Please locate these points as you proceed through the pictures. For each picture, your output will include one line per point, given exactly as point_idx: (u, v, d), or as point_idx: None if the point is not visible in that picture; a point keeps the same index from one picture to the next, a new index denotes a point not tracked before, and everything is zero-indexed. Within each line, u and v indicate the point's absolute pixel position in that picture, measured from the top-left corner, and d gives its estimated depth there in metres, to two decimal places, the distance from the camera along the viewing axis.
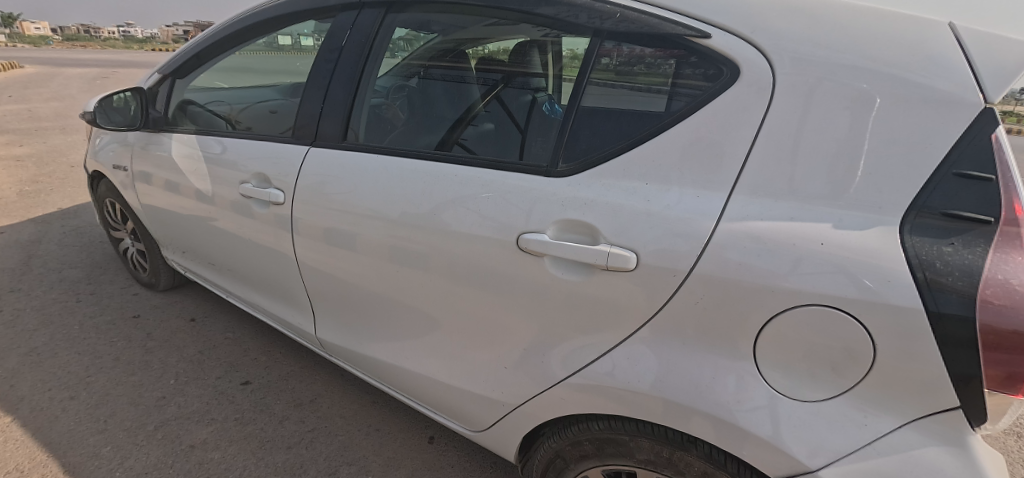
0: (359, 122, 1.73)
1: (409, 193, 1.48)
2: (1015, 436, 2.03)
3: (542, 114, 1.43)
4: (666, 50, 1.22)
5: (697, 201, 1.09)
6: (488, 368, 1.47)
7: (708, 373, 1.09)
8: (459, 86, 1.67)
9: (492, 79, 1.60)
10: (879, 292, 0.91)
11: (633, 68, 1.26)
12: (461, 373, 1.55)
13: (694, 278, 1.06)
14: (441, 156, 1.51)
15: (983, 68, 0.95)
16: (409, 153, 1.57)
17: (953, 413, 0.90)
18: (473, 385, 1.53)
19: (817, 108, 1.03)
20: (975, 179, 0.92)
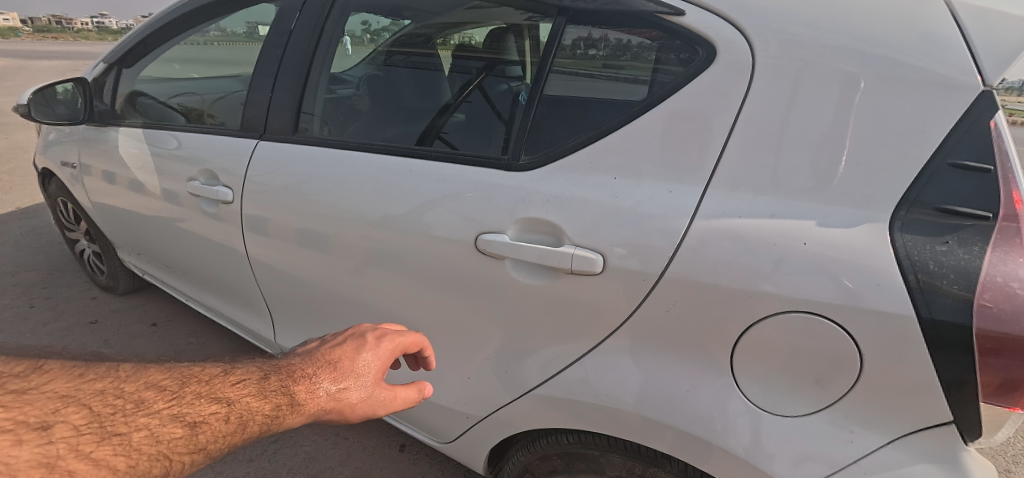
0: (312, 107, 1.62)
1: (365, 190, 1.38)
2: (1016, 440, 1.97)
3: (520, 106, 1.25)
4: (635, 31, 1.11)
5: (669, 196, 0.99)
6: (456, 380, 1.38)
7: (682, 387, 0.99)
8: (430, 74, 1.54)
9: (468, 68, 1.46)
10: (867, 297, 0.83)
11: (617, 53, 1.14)
12: (426, 381, 1.46)
13: (665, 281, 0.96)
14: (418, 152, 1.36)
15: (981, 47, 0.86)
16: (366, 147, 1.45)
17: (946, 428, 0.82)
18: (439, 397, 1.44)
19: (798, 93, 0.93)
20: (971, 170, 0.83)
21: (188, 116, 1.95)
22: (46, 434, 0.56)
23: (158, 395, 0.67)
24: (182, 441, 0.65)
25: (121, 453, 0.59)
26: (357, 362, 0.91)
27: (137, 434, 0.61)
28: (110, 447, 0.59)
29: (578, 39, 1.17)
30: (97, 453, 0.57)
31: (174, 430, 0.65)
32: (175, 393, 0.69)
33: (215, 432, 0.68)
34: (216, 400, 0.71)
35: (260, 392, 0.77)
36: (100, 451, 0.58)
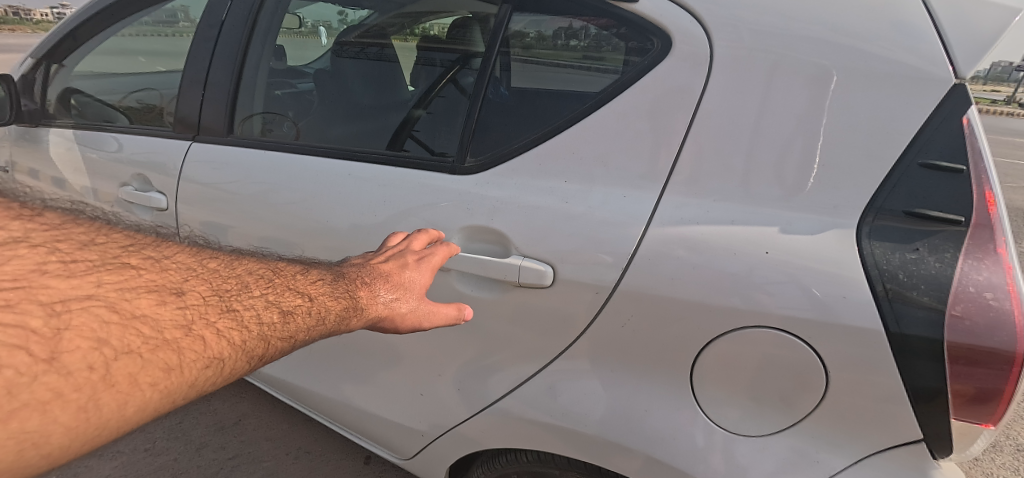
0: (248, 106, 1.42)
1: (294, 196, 1.24)
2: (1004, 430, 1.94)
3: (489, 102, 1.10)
4: (605, 21, 1.01)
5: (624, 201, 0.91)
6: (397, 391, 1.24)
7: (641, 407, 0.92)
8: (387, 66, 1.38)
9: (436, 61, 1.26)
10: (835, 311, 0.76)
11: (599, 44, 1.03)
12: (366, 396, 1.31)
13: (619, 295, 0.89)
14: (390, 156, 1.17)
15: (951, 35, 0.79)
16: (304, 149, 1.30)
17: (916, 447, 0.78)
18: (385, 410, 1.28)
19: (758, 87, 0.86)
20: (942, 171, 0.77)
21: (148, 117, 1.76)
22: (179, 301, 0.57)
23: (256, 283, 0.67)
24: (281, 324, 0.63)
25: (237, 326, 0.59)
26: (404, 277, 0.85)
27: (246, 312, 0.61)
28: (229, 320, 0.58)
29: (560, 28, 1.06)
30: (220, 322, 0.57)
31: (272, 313, 0.63)
32: (269, 283, 0.69)
33: (306, 322, 0.66)
34: (300, 294, 0.70)
35: (336, 292, 0.74)
36: (222, 321, 0.58)
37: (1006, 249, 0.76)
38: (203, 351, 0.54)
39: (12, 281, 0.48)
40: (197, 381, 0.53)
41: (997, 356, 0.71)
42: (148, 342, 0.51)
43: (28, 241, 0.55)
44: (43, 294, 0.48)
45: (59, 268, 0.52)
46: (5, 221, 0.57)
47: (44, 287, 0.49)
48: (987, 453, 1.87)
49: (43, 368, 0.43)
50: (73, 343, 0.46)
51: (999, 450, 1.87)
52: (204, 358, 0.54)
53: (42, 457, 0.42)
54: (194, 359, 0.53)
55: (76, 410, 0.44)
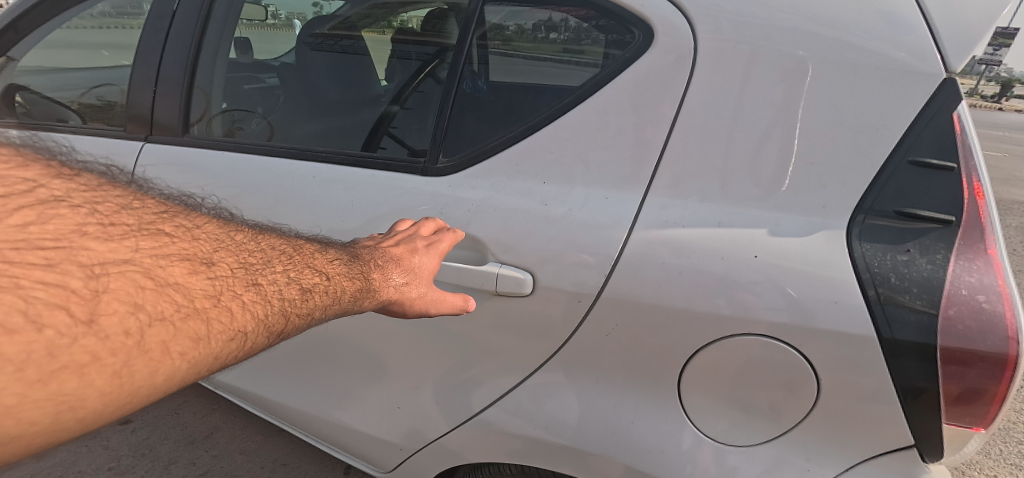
0: (205, 104, 1.30)
1: (257, 200, 1.15)
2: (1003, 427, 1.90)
3: (464, 98, 1.03)
4: (585, 12, 0.96)
5: (606, 203, 0.87)
6: (371, 404, 1.18)
7: (626, 418, 0.88)
8: (354, 59, 1.31)
9: (410, 55, 1.19)
10: (816, 315, 0.74)
11: (579, 36, 0.98)
12: (344, 411, 1.24)
13: (602, 303, 0.85)
14: (360, 157, 1.10)
15: (943, 27, 0.76)
16: (265, 149, 1.21)
17: (907, 452, 0.76)
18: (360, 424, 1.22)
19: (742, 81, 0.82)
20: (933, 168, 0.74)
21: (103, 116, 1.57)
22: (209, 271, 0.56)
23: (278, 258, 0.66)
24: (300, 301, 0.63)
25: (260, 300, 0.59)
26: (414, 262, 0.82)
27: (269, 288, 0.61)
28: (252, 294, 0.58)
29: (538, 21, 1.01)
30: (244, 295, 0.57)
31: (292, 290, 0.63)
32: (291, 259, 0.68)
33: (323, 301, 0.66)
34: (319, 272, 0.69)
35: (354, 271, 0.73)
36: (246, 295, 0.58)
37: (995, 249, 0.74)
38: (228, 323, 0.54)
39: (53, 240, 0.47)
40: (221, 354, 0.53)
41: (988, 360, 0.69)
42: (179, 311, 0.51)
43: (68, 200, 0.53)
44: (83, 255, 0.48)
45: (98, 228, 0.52)
46: (44, 177, 0.55)
47: (84, 247, 0.48)
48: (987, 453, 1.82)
49: (83, 331, 0.44)
50: (111, 306, 0.46)
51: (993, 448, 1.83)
52: (229, 330, 0.54)
53: (73, 419, 0.43)
54: (220, 330, 0.53)
55: (111, 375, 0.45)
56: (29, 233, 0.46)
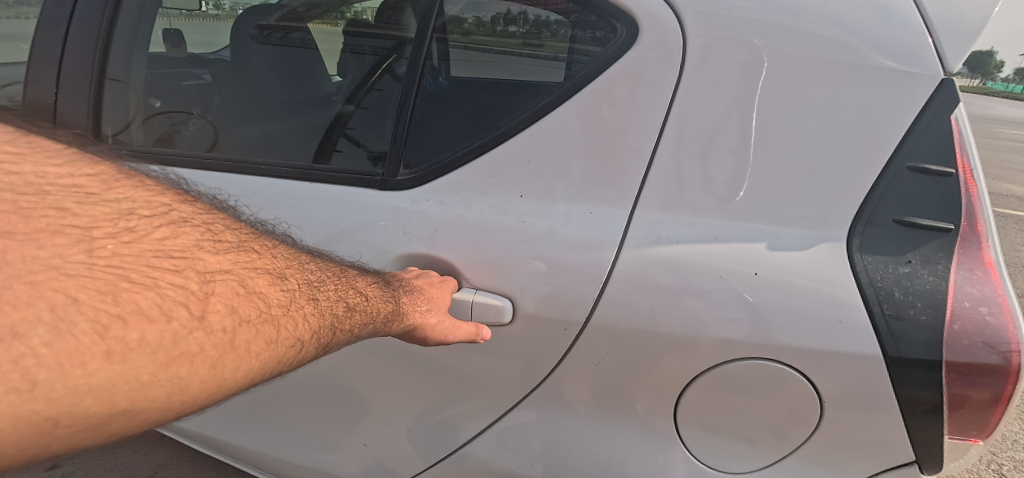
0: (119, 108, 1.11)
1: None
2: None
3: (427, 98, 0.92)
4: (544, 5, 0.88)
5: (591, 218, 0.79)
6: (331, 445, 1.04)
7: (620, 450, 0.81)
8: (298, 54, 1.16)
9: (364, 49, 1.07)
10: (772, 327, 0.70)
11: (536, 30, 0.90)
12: (298, 455, 1.09)
13: (591, 330, 0.77)
14: (310, 168, 0.97)
15: (938, 25, 0.73)
16: (193, 161, 1.06)
17: (909, 468, 0.73)
18: (318, 468, 1.07)
19: (734, 81, 0.75)
20: (932, 174, 0.71)
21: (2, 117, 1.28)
22: (284, 282, 0.58)
23: (333, 277, 0.67)
24: (345, 317, 0.64)
25: (318, 313, 0.60)
26: (444, 291, 0.79)
27: (325, 303, 0.62)
28: (312, 307, 0.60)
29: (498, 13, 0.92)
30: (306, 307, 0.59)
31: (340, 307, 0.64)
32: (344, 276, 0.69)
33: (364, 320, 0.67)
34: (365, 290, 0.70)
35: (389, 293, 0.72)
36: (308, 307, 0.59)
37: (994, 259, 0.70)
38: (293, 330, 0.56)
39: (180, 251, 0.49)
40: (283, 359, 0.55)
41: (994, 373, 0.65)
42: (261, 315, 0.53)
43: (192, 220, 0.53)
44: (198, 264, 0.49)
45: (211, 243, 0.52)
46: (176, 201, 0.54)
47: (199, 257, 0.50)
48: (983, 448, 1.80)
49: (195, 326, 0.46)
50: (217, 307, 0.49)
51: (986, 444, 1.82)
52: (293, 337, 0.56)
53: (177, 402, 0.45)
54: (287, 337, 0.55)
55: (210, 365, 0.47)
56: (165, 245, 0.48)
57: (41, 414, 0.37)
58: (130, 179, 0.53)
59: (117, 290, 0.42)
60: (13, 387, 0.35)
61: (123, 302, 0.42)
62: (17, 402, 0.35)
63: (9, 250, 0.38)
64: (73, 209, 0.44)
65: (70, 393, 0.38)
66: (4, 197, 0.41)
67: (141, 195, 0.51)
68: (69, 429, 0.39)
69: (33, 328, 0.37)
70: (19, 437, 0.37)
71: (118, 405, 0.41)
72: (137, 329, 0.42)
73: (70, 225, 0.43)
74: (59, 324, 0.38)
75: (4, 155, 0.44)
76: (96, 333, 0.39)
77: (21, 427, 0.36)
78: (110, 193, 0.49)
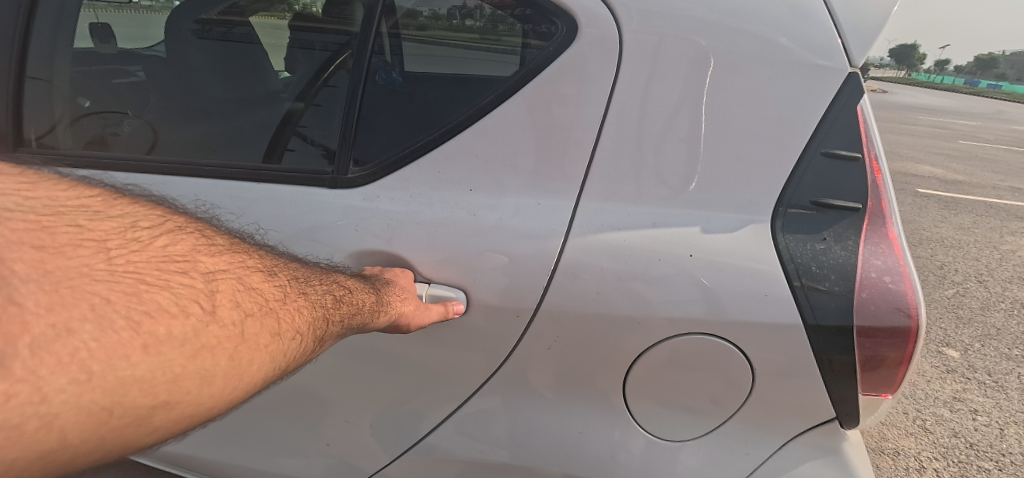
0: (39, 108, 1.05)
1: None
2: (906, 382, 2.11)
3: (377, 94, 0.93)
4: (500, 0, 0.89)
5: (539, 210, 0.82)
6: (292, 447, 1.04)
7: (575, 427, 0.86)
8: (237, 49, 1.13)
9: (311, 44, 1.05)
10: (730, 305, 0.75)
11: (494, 25, 0.91)
12: (257, 459, 1.07)
13: (542, 316, 0.81)
14: (257, 169, 0.96)
15: (844, 22, 0.80)
16: (131, 164, 1.01)
17: (830, 425, 0.81)
18: (279, 470, 1.06)
19: (668, 76, 0.80)
20: (842, 159, 0.78)
21: None
22: (275, 278, 0.59)
23: (316, 275, 0.68)
24: (335, 309, 0.65)
25: (311, 306, 0.61)
26: (410, 279, 0.82)
27: (314, 296, 0.63)
28: (304, 300, 0.61)
29: (453, 7, 0.94)
30: (299, 300, 0.60)
31: (329, 300, 0.65)
32: (326, 274, 0.71)
33: (355, 311, 0.68)
34: (348, 285, 0.71)
35: (370, 286, 0.74)
36: (301, 300, 0.60)
37: (896, 233, 0.79)
38: (291, 322, 0.57)
39: (182, 255, 0.51)
40: (288, 352, 0.56)
41: (896, 334, 0.74)
42: (262, 308, 0.54)
43: (186, 228, 0.56)
44: (200, 265, 0.51)
45: (206, 247, 0.55)
46: (169, 213, 0.58)
47: (199, 259, 0.52)
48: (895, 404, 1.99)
49: (210, 320, 0.48)
50: (224, 303, 0.50)
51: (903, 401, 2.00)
52: (293, 329, 0.57)
53: (206, 395, 0.47)
54: (287, 328, 0.56)
55: (228, 357, 0.49)
56: (170, 251, 0.50)
57: (97, 404, 0.39)
58: (124, 198, 0.56)
59: (138, 290, 0.44)
60: (73, 379, 0.37)
61: (147, 300, 0.44)
62: (78, 393, 0.38)
63: (45, 261, 0.40)
64: (87, 225, 0.47)
65: (118, 384, 0.40)
66: (27, 218, 0.44)
67: (139, 211, 0.54)
68: (119, 420, 0.41)
69: (82, 325, 0.39)
70: (80, 430, 0.38)
71: (158, 397, 0.43)
72: (165, 323, 0.44)
73: (87, 238, 0.45)
74: (101, 321, 0.40)
75: (18, 184, 0.47)
76: (132, 329, 0.42)
77: (80, 417, 0.38)
78: (113, 210, 0.52)
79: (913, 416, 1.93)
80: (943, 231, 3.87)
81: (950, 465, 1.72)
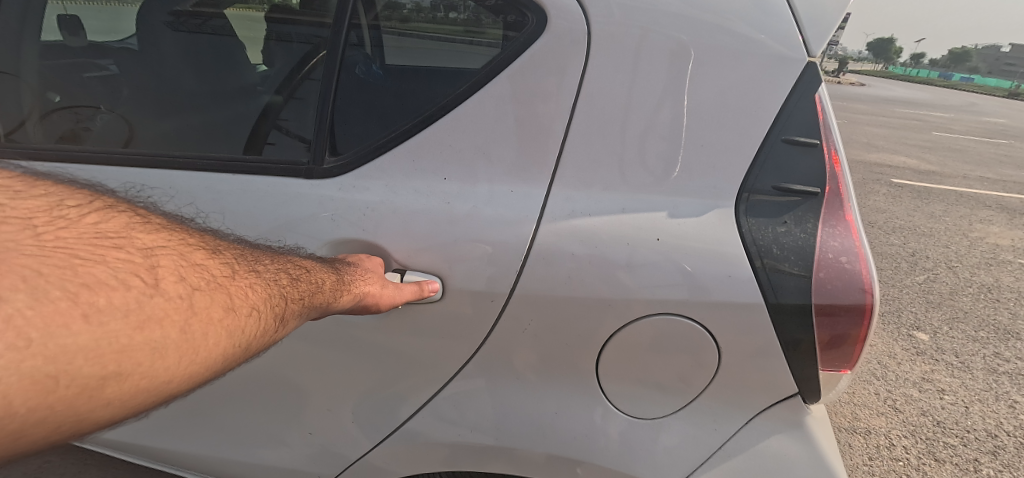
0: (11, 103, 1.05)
1: None
2: (876, 364, 2.19)
3: (354, 85, 0.94)
4: None
5: (510, 197, 0.84)
6: (274, 435, 1.05)
7: (551, 407, 0.89)
8: (210, 40, 1.11)
9: (286, 35, 1.05)
10: (710, 288, 0.78)
11: (478, 17, 0.91)
12: (239, 449, 1.08)
13: (516, 300, 0.83)
14: (228, 159, 0.96)
15: (803, 14, 0.83)
16: (99, 157, 0.99)
17: (793, 400, 0.84)
18: (262, 458, 1.07)
19: (635, 66, 0.82)
20: (801, 145, 0.82)
21: None
22: (223, 256, 0.60)
23: (270, 257, 0.69)
24: (293, 287, 0.65)
25: (266, 283, 0.62)
26: (371, 261, 0.82)
27: (270, 274, 0.63)
28: (258, 278, 0.61)
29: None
30: (251, 278, 0.60)
31: (285, 278, 0.65)
32: (281, 256, 0.71)
33: (316, 290, 0.68)
34: (306, 266, 0.72)
35: (329, 269, 0.74)
36: (254, 278, 0.61)
37: (852, 215, 0.83)
38: (246, 299, 0.57)
39: (115, 232, 0.52)
40: (246, 329, 0.56)
41: (852, 311, 0.78)
42: (210, 283, 0.55)
43: (118, 208, 0.57)
44: (136, 241, 0.52)
45: (142, 226, 0.56)
46: (99, 194, 0.59)
47: (134, 236, 0.53)
48: (865, 384, 2.07)
49: (154, 292, 0.49)
50: (166, 276, 0.51)
51: (874, 382, 2.08)
52: (248, 305, 0.57)
53: (160, 368, 0.47)
54: (242, 304, 0.56)
55: (180, 329, 0.49)
56: (101, 228, 0.52)
57: (41, 372, 0.39)
58: (46, 181, 0.56)
59: (72, 264, 0.45)
60: (10, 345, 0.37)
61: (83, 273, 0.44)
62: (18, 360, 0.38)
63: None
64: (9, 204, 0.48)
65: (61, 353, 0.40)
66: None
67: (64, 192, 0.55)
68: (67, 390, 0.41)
69: (14, 294, 0.39)
70: (25, 398, 0.38)
71: (107, 367, 0.43)
72: (104, 294, 0.45)
73: (13, 217, 0.47)
74: (35, 292, 0.40)
75: None
76: (70, 299, 0.42)
77: (25, 386, 0.38)
78: (36, 190, 0.52)
79: (884, 396, 2.00)
80: (916, 219, 4.00)
81: (917, 442, 1.79)
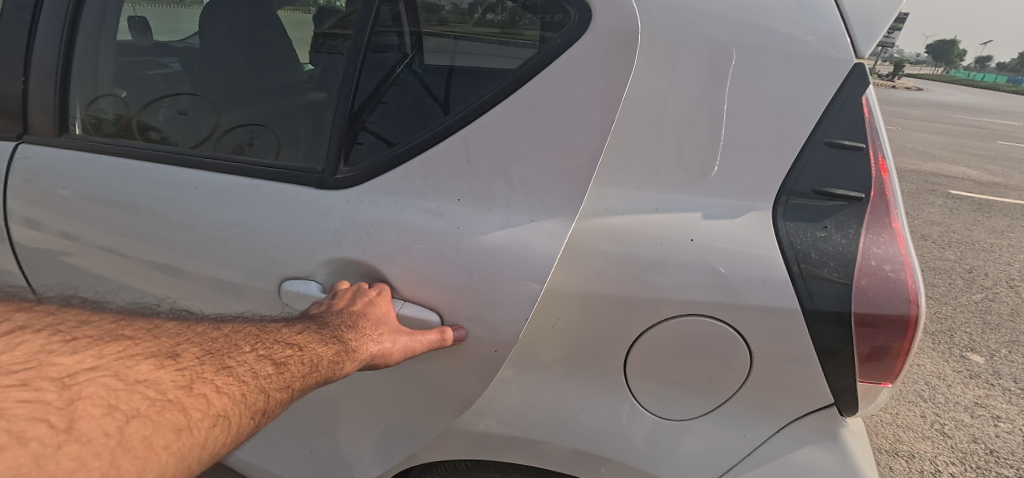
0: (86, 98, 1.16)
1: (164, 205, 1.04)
2: (924, 386, 2.08)
3: (396, 86, 0.98)
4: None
5: (518, 218, 0.85)
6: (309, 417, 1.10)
7: (577, 404, 0.90)
8: (266, 39, 1.19)
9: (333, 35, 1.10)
10: (743, 291, 0.77)
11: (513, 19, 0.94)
12: None
13: (546, 296, 0.85)
14: (246, 166, 1.01)
15: (851, 15, 0.82)
16: (152, 150, 1.09)
17: (828, 410, 0.81)
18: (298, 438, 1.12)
19: (673, 67, 0.82)
20: (845, 148, 0.80)
21: None
22: (176, 363, 0.57)
23: (243, 343, 0.67)
24: (271, 376, 0.63)
25: (234, 381, 0.59)
26: (368, 318, 0.82)
27: (240, 368, 0.61)
28: (224, 377, 0.59)
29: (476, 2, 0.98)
30: (214, 380, 0.58)
31: (261, 369, 0.63)
32: (257, 338, 0.69)
33: (299, 371, 0.67)
34: (290, 344, 0.70)
35: (319, 340, 0.74)
36: (219, 379, 0.58)
37: (898, 222, 0.80)
38: (207, 408, 0.54)
39: (22, 364, 0.48)
40: (208, 442, 0.53)
41: (895, 322, 0.75)
42: (157, 403, 0.51)
43: (27, 333, 0.54)
44: (52, 370, 0.48)
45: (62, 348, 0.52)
46: (9, 318, 0.56)
47: (52, 364, 0.49)
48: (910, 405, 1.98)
49: (64, 437, 0.43)
50: (86, 411, 0.46)
51: (920, 404, 1.98)
52: (210, 415, 0.54)
53: None
54: (200, 416, 0.53)
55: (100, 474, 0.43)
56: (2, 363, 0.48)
57: None
58: None
59: None
60: None
61: None
62: None
63: None
64: None
65: None
66: None
67: None
68: None
69: None
70: None
71: None
72: None
73: None
74: None
75: None
76: None
77: None
78: None
79: (931, 420, 1.90)
80: (975, 234, 3.76)
81: (967, 470, 1.69)
